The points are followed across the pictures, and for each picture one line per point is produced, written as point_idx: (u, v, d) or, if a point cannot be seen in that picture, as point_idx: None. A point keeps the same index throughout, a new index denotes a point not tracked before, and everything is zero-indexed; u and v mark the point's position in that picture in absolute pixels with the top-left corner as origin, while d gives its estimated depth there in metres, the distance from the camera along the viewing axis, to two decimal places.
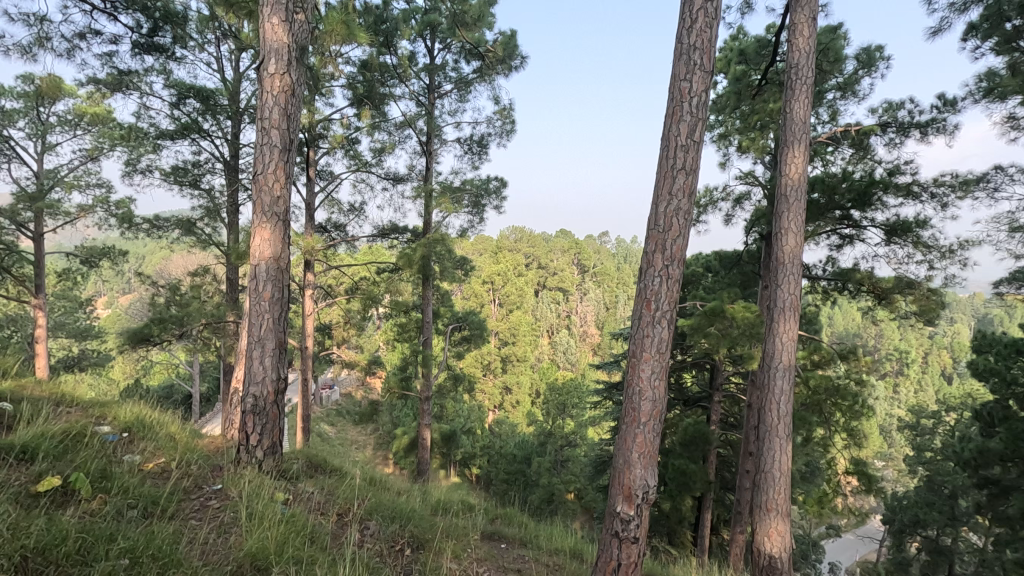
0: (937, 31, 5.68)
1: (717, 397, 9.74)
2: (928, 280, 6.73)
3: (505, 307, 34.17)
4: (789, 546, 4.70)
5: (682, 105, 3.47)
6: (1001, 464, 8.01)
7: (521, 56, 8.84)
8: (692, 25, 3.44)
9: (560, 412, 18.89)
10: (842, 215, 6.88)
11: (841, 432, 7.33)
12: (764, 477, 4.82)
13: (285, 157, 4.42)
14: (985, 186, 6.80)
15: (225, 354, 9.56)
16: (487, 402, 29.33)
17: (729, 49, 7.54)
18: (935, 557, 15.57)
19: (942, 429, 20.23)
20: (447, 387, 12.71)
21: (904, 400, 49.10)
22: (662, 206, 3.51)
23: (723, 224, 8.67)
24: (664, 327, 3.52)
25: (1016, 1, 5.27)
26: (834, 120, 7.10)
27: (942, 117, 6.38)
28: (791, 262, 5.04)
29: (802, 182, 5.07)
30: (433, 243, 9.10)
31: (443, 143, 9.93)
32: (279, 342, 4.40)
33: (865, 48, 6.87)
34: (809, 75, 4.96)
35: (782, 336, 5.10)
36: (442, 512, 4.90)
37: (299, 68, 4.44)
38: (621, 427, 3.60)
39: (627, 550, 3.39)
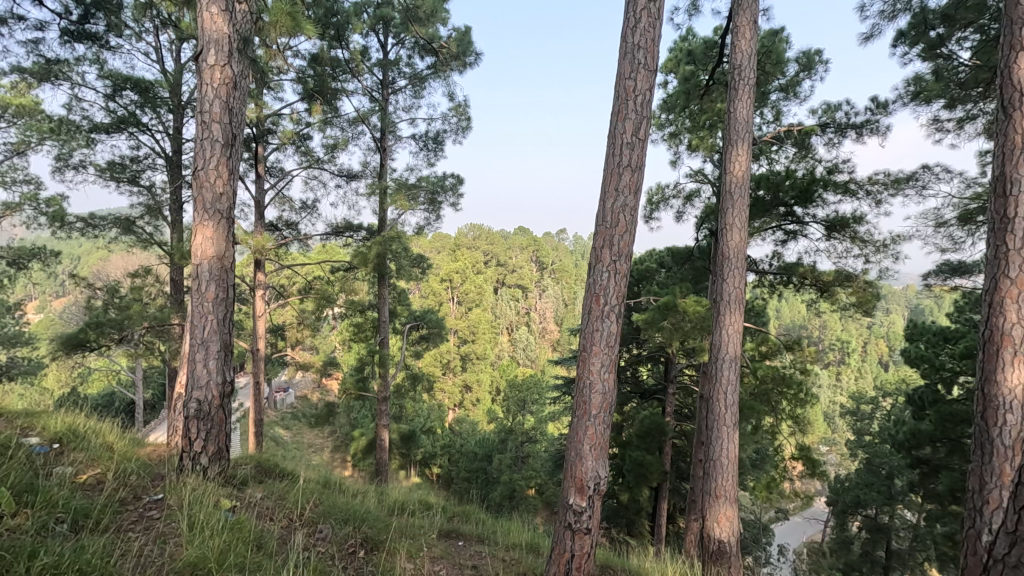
0: (869, 36, 5.98)
1: (672, 389, 10.00)
2: (865, 272, 7.10)
3: (464, 305, 34.12)
4: (737, 531, 4.87)
5: (627, 103, 3.53)
6: (931, 444, 8.51)
7: (476, 53, 8.81)
8: (636, 24, 3.51)
9: (520, 408, 18.98)
10: (785, 211, 7.21)
11: (788, 419, 7.64)
12: (713, 465, 4.98)
13: (228, 153, 4.26)
14: (915, 183, 7.23)
15: (169, 358, 9.16)
16: (447, 401, 29.14)
17: (678, 50, 7.74)
18: (875, 535, 16.38)
19: (879, 414, 21.41)
20: (406, 387, 12.57)
21: (845, 388, 51.75)
22: (608, 202, 3.57)
23: (675, 220, 8.91)
24: (613, 321, 3.58)
25: (939, 10, 5.62)
26: (778, 120, 7.40)
27: (875, 118, 6.74)
28: (735, 256, 5.22)
29: (745, 180, 5.26)
30: (388, 240, 8.94)
31: (398, 140, 9.78)
32: (224, 343, 4.25)
33: (805, 52, 7.19)
34: (751, 75, 5.14)
35: (729, 328, 5.28)
36: (398, 512, 4.84)
37: (241, 60, 4.28)
38: (573, 421, 3.65)
39: (580, 542, 3.44)
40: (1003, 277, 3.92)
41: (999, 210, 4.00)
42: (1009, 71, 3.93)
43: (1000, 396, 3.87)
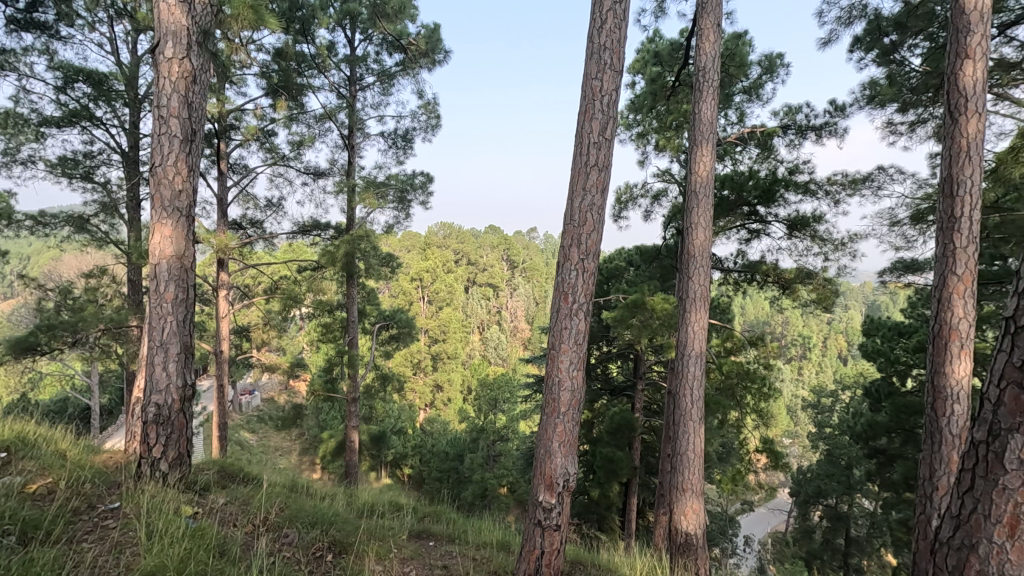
0: (827, 41, 6.18)
1: (641, 385, 10.15)
2: (824, 270, 7.32)
3: (434, 304, 33.92)
4: (703, 523, 4.97)
5: (594, 103, 3.57)
6: (887, 435, 8.84)
7: (445, 51, 8.76)
8: (602, 25, 3.55)
9: (492, 407, 18.93)
10: (749, 211, 7.41)
11: (752, 414, 7.83)
12: (679, 459, 5.08)
13: (187, 149, 4.13)
14: (871, 184, 7.52)
15: (127, 362, 8.84)
16: (418, 401, 28.88)
17: (645, 51, 7.85)
18: (835, 523, 16.96)
19: (839, 406, 22.15)
20: (376, 387, 12.42)
21: (807, 382, 53.45)
22: (576, 201, 3.60)
23: (643, 219, 9.04)
24: (581, 319, 3.61)
25: (891, 18, 5.85)
26: (742, 121, 7.58)
27: (834, 121, 6.98)
28: (700, 254, 5.33)
29: (709, 180, 5.37)
30: (357, 239, 8.82)
31: (367, 138, 9.64)
32: (184, 345, 4.13)
33: (767, 55, 7.39)
34: (715, 77, 5.25)
35: (694, 325, 5.38)
36: (367, 514, 4.78)
37: (201, 53, 4.16)
38: (542, 418, 3.67)
39: (550, 538, 3.46)
40: (950, 274, 4.10)
41: (946, 210, 4.20)
42: (954, 78, 4.13)
43: (949, 387, 4.06)
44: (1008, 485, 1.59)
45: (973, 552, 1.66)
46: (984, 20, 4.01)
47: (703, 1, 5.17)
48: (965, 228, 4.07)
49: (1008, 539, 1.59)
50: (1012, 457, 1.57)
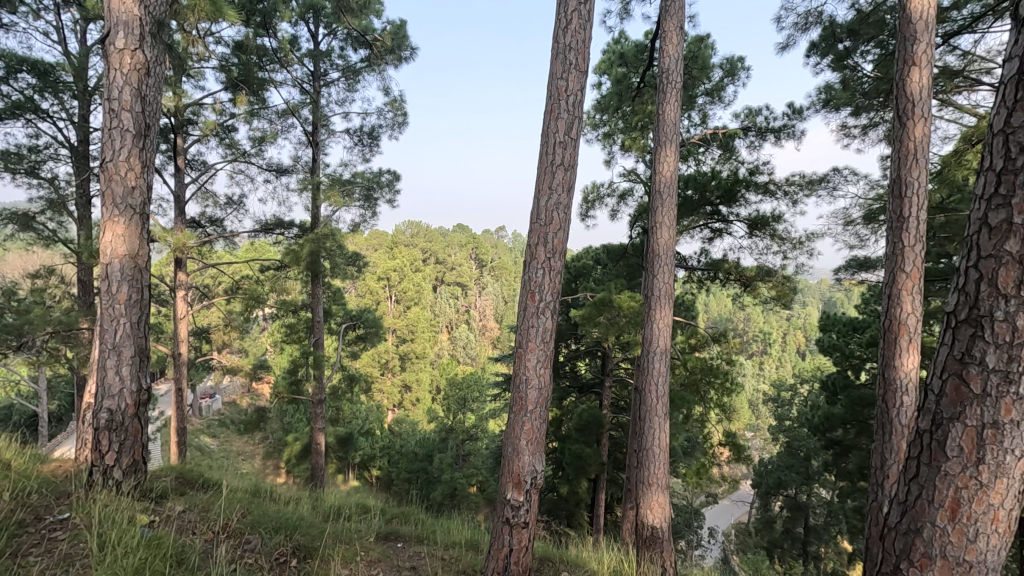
0: (785, 46, 6.37)
1: (609, 382, 10.29)
2: (783, 268, 7.55)
3: (402, 304, 33.57)
4: (668, 517, 5.06)
5: (559, 102, 3.59)
6: (842, 427, 9.18)
7: (412, 48, 8.66)
8: (567, 26, 3.57)
9: (460, 407, 18.86)
10: (711, 211, 7.59)
11: (715, 408, 8.02)
12: (645, 454, 5.16)
13: (140, 145, 3.97)
14: (827, 185, 7.80)
15: (77, 366, 8.45)
16: (385, 401, 28.57)
17: (611, 52, 7.94)
18: (795, 512, 17.57)
19: (797, 399, 22.93)
20: (343, 388, 12.23)
21: (767, 376, 55.21)
22: (542, 199, 3.61)
23: (610, 218, 9.14)
24: (547, 317, 3.63)
25: (845, 25, 6.07)
26: (704, 123, 7.75)
27: (792, 124, 7.21)
28: (664, 253, 5.43)
29: (672, 180, 5.48)
30: (322, 238, 8.67)
31: (331, 134, 9.47)
32: (139, 348, 3.98)
33: (729, 59, 7.58)
34: (678, 79, 5.35)
35: (659, 322, 5.47)
36: (333, 517, 4.70)
37: (155, 45, 4.00)
38: (510, 416, 3.68)
39: (518, 536, 3.48)
40: (899, 271, 4.29)
41: (895, 210, 4.38)
42: (902, 84, 4.32)
43: (898, 379, 4.24)
44: (949, 471, 1.68)
45: (918, 535, 1.74)
46: (929, 30, 4.21)
47: (666, 4, 5.26)
48: (914, 227, 4.26)
49: (949, 522, 1.68)
50: (952, 444, 1.66)
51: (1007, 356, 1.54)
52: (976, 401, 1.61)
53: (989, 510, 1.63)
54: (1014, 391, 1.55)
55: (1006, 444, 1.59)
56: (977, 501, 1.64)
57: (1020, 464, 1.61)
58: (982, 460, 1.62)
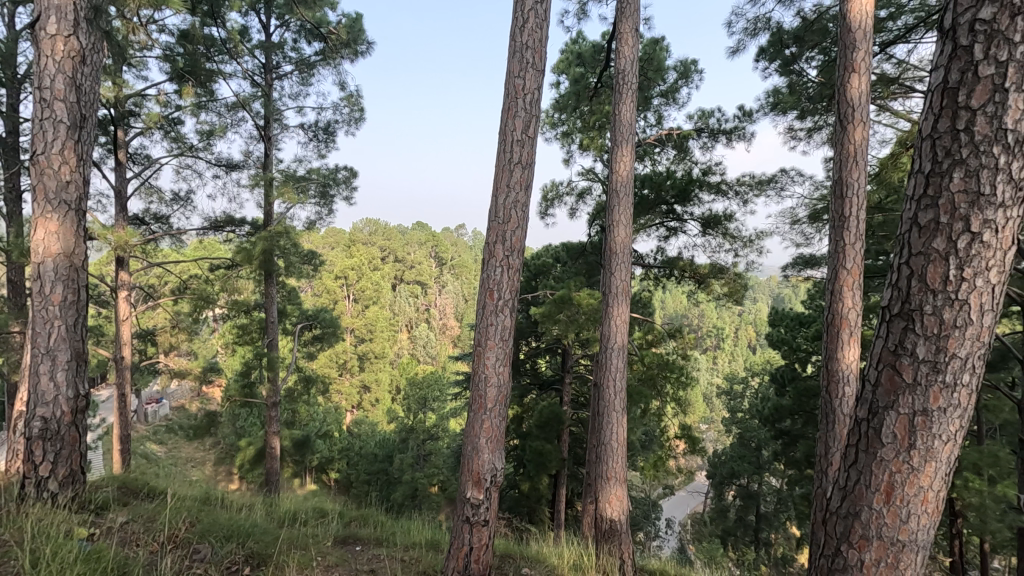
0: (736, 50, 6.57)
1: (569, 378, 10.40)
2: (735, 265, 7.81)
3: (360, 303, 32.96)
4: (626, 509, 5.14)
5: (516, 101, 3.60)
6: (790, 418, 9.57)
7: (368, 42, 8.49)
8: (524, 24, 3.58)
9: (421, 406, 18.69)
10: (667, 210, 7.77)
11: (672, 402, 8.22)
12: (604, 449, 5.24)
13: (75, 136, 3.75)
14: (775, 185, 8.11)
15: (8, 373, 7.93)
16: (344, 402, 28.05)
17: (568, 52, 8.01)
18: (747, 501, 18.24)
19: (749, 391, 23.78)
20: (298, 390, 11.91)
21: (720, 370, 57.11)
22: (500, 198, 3.62)
23: (569, 217, 9.24)
24: (506, 315, 3.64)
25: (791, 32, 6.32)
26: (660, 123, 7.93)
27: (742, 126, 7.46)
28: (621, 251, 5.53)
29: (628, 179, 5.57)
30: (275, 236, 8.40)
31: (285, 129, 9.19)
32: (75, 353, 3.76)
33: (683, 61, 7.77)
34: (634, 80, 5.45)
35: (616, 320, 5.55)
36: (289, 523, 4.58)
37: (91, 32, 3.78)
38: (469, 415, 3.67)
39: (478, 534, 3.48)
40: (841, 268, 4.50)
41: (838, 210, 4.59)
42: (843, 89, 4.54)
43: (841, 370, 4.45)
44: (885, 457, 1.77)
45: (857, 519, 1.84)
46: (867, 39, 4.43)
47: (622, 6, 5.34)
48: (854, 226, 4.48)
49: (884, 505, 1.78)
50: (887, 432, 1.76)
51: (935, 347, 1.65)
52: (908, 390, 1.71)
53: (920, 492, 1.74)
54: (942, 379, 1.66)
55: (935, 429, 1.70)
56: (910, 484, 1.74)
57: (947, 448, 1.72)
58: (914, 446, 1.72)
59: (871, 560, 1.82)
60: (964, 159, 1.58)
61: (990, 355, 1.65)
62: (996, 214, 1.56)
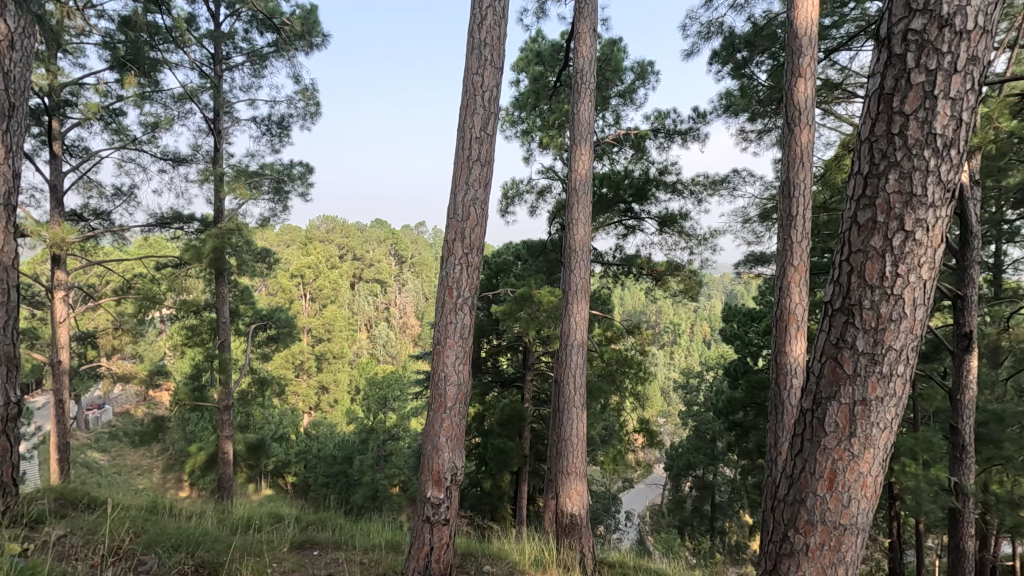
0: (690, 53, 6.73)
1: (530, 375, 10.47)
2: (690, 263, 8.03)
3: (317, 302, 32.18)
4: (586, 504, 5.21)
5: (475, 98, 3.58)
6: (743, 409, 9.91)
7: (324, 34, 8.29)
8: (482, 21, 3.57)
9: (381, 406, 18.42)
10: (625, 208, 7.91)
11: (630, 397, 8.39)
12: (564, 445, 5.29)
13: (2, 126, 3.52)
14: (728, 185, 8.37)
15: None
16: (301, 404, 27.37)
17: (528, 50, 8.04)
18: (703, 491, 18.81)
19: (704, 385, 24.49)
20: (252, 393, 11.54)
21: (677, 365, 58.67)
22: (459, 195, 3.60)
23: (529, 214, 9.28)
24: (465, 313, 3.62)
25: (742, 37, 6.54)
26: (618, 123, 8.06)
27: (696, 127, 7.66)
28: (580, 249, 5.59)
29: (587, 178, 5.64)
30: (226, 233, 8.11)
31: (235, 122, 8.87)
32: (5, 357, 3.53)
33: (640, 62, 7.91)
34: (592, 80, 5.51)
35: (576, 317, 5.61)
36: (243, 529, 4.44)
37: (20, 15, 3.55)
38: (429, 414, 3.64)
39: (439, 533, 3.46)
40: (789, 265, 4.68)
41: (786, 210, 4.78)
42: (790, 93, 4.72)
43: (789, 363, 4.64)
44: (827, 445, 1.85)
45: (802, 505, 1.92)
46: (813, 45, 4.62)
47: (580, 6, 5.38)
48: (801, 225, 4.68)
49: (827, 491, 1.87)
50: (830, 421, 1.84)
51: (873, 340, 1.74)
52: (848, 381, 1.80)
53: (859, 478, 1.84)
54: (879, 371, 1.76)
55: (873, 418, 1.79)
56: (850, 471, 1.83)
57: (884, 435, 1.82)
58: (854, 434, 1.81)
59: (816, 544, 1.91)
60: (899, 162, 1.67)
61: (922, 346, 1.76)
62: (927, 213, 1.66)
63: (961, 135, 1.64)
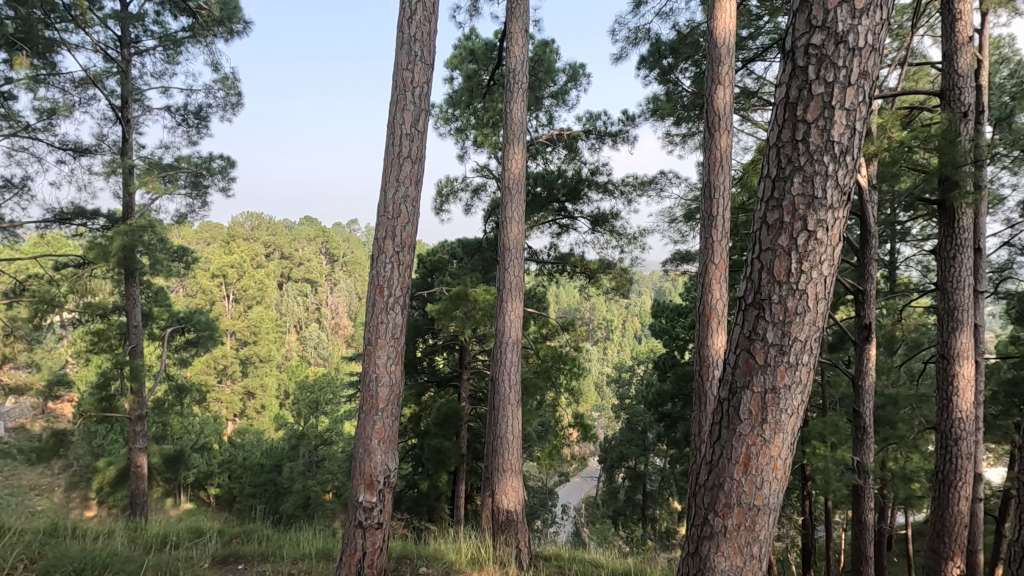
0: (619, 57, 6.93)
1: (466, 374, 10.45)
2: (621, 261, 8.29)
3: (241, 303, 30.62)
4: (522, 499, 5.26)
5: (405, 94, 3.53)
6: (671, 401, 10.35)
7: (245, 21, 7.87)
8: (412, 16, 3.52)
9: (312, 411, 17.78)
10: (558, 207, 8.05)
11: (565, 392, 8.55)
12: (500, 442, 5.32)
13: None
14: (656, 186, 8.71)
15: None
16: (225, 411, 25.90)
17: (461, 48, 8.00)
18: (635, 481, 19.53)
19: (635, 379, 25.38)
20: (169, 401, 10.77)
21: (610, 360, 60.39)
22: (390, 192, 3.53)
23: (464, 213, 9.26)
24: (397, 312, 3.56)
25: (668, 43, 6.81)
26: (551, 124, 8.19)
27: (626, 129, 7.92)
28: (514, 247, 5.63)
29: (520, 177, 5.69)
30: (137, 230, 7.55)
31: (146, 111, 8.24)
32: None
33: (572, 65, 8.07)
34: (524, 80, 5.56)
35: (511, 314, 5.64)
36: (159, 548, 4.16)
37: None
38: (361, 416, 3.55)
39: (372, 538, 3.38)
40: (711, 263, 4.93)
41: (707, 209, 5.03)
42: (711, 100, 4.97)
43: (711, 355, 4.90)
44: (742, 432, 1.97)
45: (721, 490, 2.04)
46: (730, 55, 4.90)
47: (512, 6, 5.41)
48: (720, 225, 4.95)
49: (742, 475, 1.99)
50: (744, 409, 1.96)
51: (781, 332, 1.87)
52: (760, 371, 1.92)
53: (770, 461, 1.97)
54: (787, 360, 1.89)
55: (782, 405, 1.92)
56: (762, 455, 1.96)
57: (791, 421, 1.96)
58: (765, 420, 1.94)
59: (733, 525, 2.02)
60: (802, 167, 1.80)
61: (823, 337, 1.91)
62: (826, 214, 1.81)
63: (854, 144, 1.79)
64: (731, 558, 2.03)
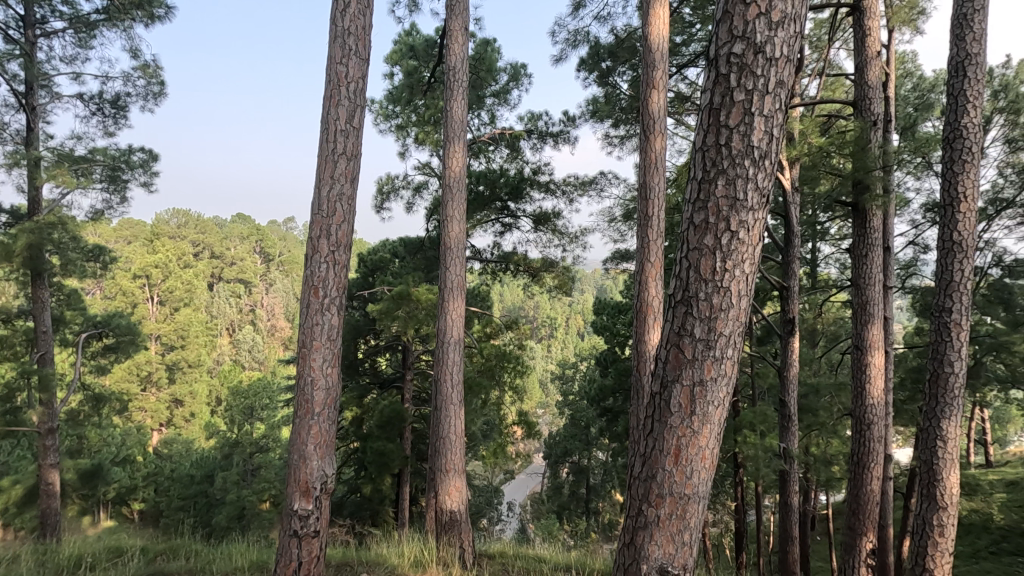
0: (559, 58, 7.03)
1: (409, 375, 10.31)
2: (563, 259, 8.43)
3: (167, 305, 28.93)
4: (465, 499, 5.23)
5: (340, 89, 3.43)
6: (612, 396, 10.62)
7: (167, 6, 7.39)
8: (345, 9, 3.43)
9: (246, 417, 17.01)
10: (501, 206, 8.07)
11: (509, 390, 8.59)
12: (442, 443, 5.27)
13: None
14: (596, 186, 8.90)
15: None
16: (149, 420, 24.33)
17: (402, 43, 7.88)
18: (578, 475, 19.91)
19: (578, 375, 25.90)
20: (85, 412, 9.99)
21: (554, 357, 61.24)
22: (325, 190, 3.43)
23: (405, 211, 9.11)
24: (333, 314, 3.47)
25: (606, 47, 6.97)
26: (493, 123, 8.21)
27: (566, 130, 8.04)
28: (455, 245, 5.60)
29: (461, 176, 5.65)
30: (45, 228, 6.96)
31: (55, 98, 7.60)
32: None
33: (513, 65, 8.12)
34: (465, 78, 5.53)
35: (452, 314, 5.60)
36: (72, 571, 3.86)
37: None
38: (295, 421, 3.43)
39: (308, 547, 3.28)
40: (646, 261, 5.09)
41: (643, 209, 5.20)
42: (645, 103, 5.12)
43: (647, 350, 5.06)
44: (673, 424, 2.05)
45: (654, 481, 2.11)
46: (663, 60, 5.08)
47: (452, 4, 5.37)
48: (656, 224, 5.12)
49: (673, 466, 2.07)
50: (674, 403, 2.04)
51: (708, 327, 1.96)
52: (689, 365, 2.00)
53: (699, 451, 2.06)
54: (712, 354, 1.98)
55: (709, 397, 2.01)
56: (692, 446, 2.05)
57: (717, 412, 2.05)
58: (694, 412, 2.03)
59: (665, 515, 2.10)
60: (725, 170, 1.89)
61: (745, 332, 2.01)
62: (747, 215, 1.91)
63: (772, 148, 1.90)
64: (663, 546, 2.11)
